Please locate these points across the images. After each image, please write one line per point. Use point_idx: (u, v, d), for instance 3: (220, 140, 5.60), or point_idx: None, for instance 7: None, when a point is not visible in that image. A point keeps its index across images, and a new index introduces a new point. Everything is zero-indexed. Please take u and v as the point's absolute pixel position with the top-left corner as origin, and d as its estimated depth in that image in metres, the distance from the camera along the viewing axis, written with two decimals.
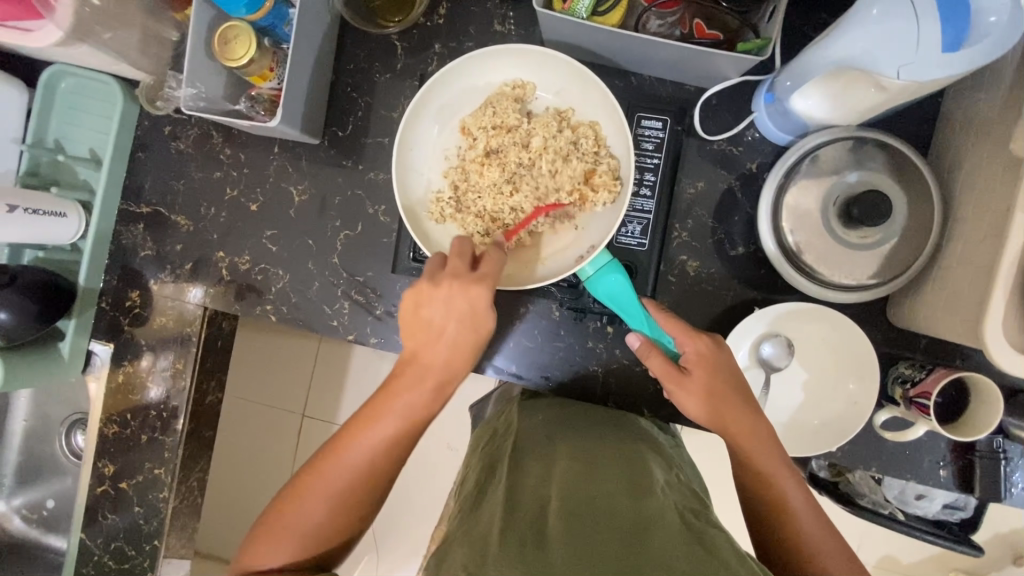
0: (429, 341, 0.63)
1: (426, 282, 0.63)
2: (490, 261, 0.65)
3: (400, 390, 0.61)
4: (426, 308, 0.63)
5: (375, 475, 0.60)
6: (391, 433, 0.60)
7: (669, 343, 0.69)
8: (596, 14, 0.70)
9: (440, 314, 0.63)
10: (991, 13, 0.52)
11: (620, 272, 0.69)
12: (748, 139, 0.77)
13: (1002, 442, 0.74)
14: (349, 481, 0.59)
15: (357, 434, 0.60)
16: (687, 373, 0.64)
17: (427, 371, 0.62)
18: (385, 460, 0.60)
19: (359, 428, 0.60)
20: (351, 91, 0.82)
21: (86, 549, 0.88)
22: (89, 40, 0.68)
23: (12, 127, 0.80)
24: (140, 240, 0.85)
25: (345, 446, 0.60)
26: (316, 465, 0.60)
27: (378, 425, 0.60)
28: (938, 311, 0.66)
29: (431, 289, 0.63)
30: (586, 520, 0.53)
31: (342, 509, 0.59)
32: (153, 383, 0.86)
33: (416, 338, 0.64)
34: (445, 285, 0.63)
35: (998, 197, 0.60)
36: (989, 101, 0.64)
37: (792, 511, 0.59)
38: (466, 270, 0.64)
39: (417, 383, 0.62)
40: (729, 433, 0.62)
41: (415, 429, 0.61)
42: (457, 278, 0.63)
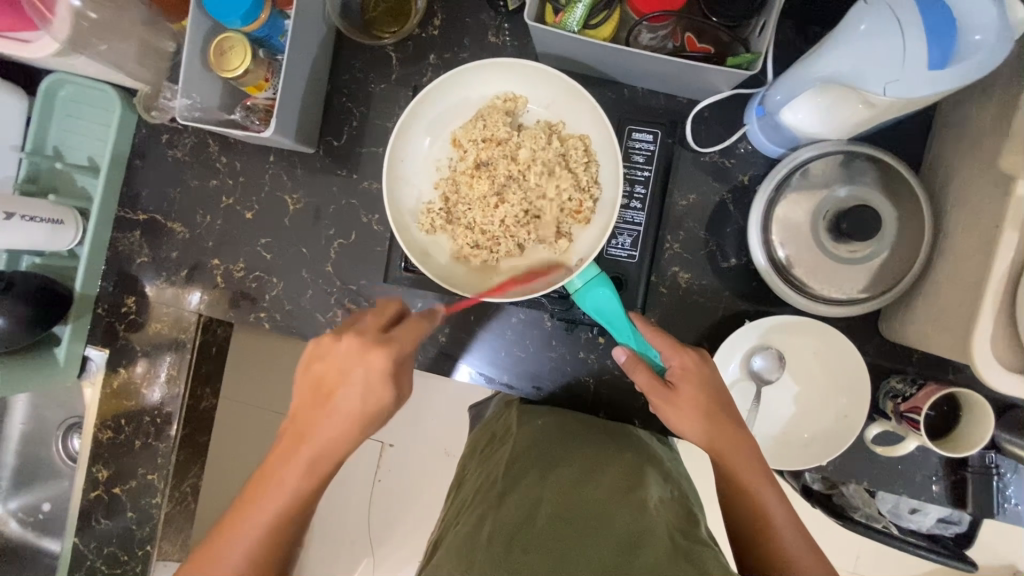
0: (319, 412, 0.60)
1: (325, 337, 0.62)
2: (404, 329, 0.64)
3: (282, 463, 0.58)
4: (316, 367, 0.61)
5: (257, 565, 0.56)
6: (278, 509, 0.57)
7: (655, 356, 0.68)
8: (588, 27, 0.70)
9: (332, 374, 0.60)
10: (977, 32, 0.52)
11: (607, 286, 0.68)
12: (741, 151, 0.77)
13: (994, 458, 0.73)
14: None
15: (242, 515, 0.57)
16: (675, 387, 0.63)
17: (311, 442, 0.59)
18: (267, 548, 0.56)
19: (242, 509, 0.57)
20: (347, 101, 0.83)
21: (79, 554, 0.88)
22: (87, 51, 0.69)
23: (11, 135, 0.81)
24: (136, 247, 0.86)
25: (231, 531, 0.56)
26: (197, 558, 0.56)
27: (258, 504, 0.57)
28: (928, 326, 0.65)
29: (328, 344, 0.61)
30: (573, 536, 0.53)
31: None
32: (147, 389, 0.87)
33: (302, 403, 0.61)
34: (344, 342, 0.61)
35: (987, 212, 0.59)
36: (980, 116, 0.63)
37: (775, 529, 0.58)
38: (370, 332, 0.62)
39: (298, 455, 0.58)
40: (716, 450, 0.61)
41: (301, 504, 0.58)
42: (354, 339, 0.61)
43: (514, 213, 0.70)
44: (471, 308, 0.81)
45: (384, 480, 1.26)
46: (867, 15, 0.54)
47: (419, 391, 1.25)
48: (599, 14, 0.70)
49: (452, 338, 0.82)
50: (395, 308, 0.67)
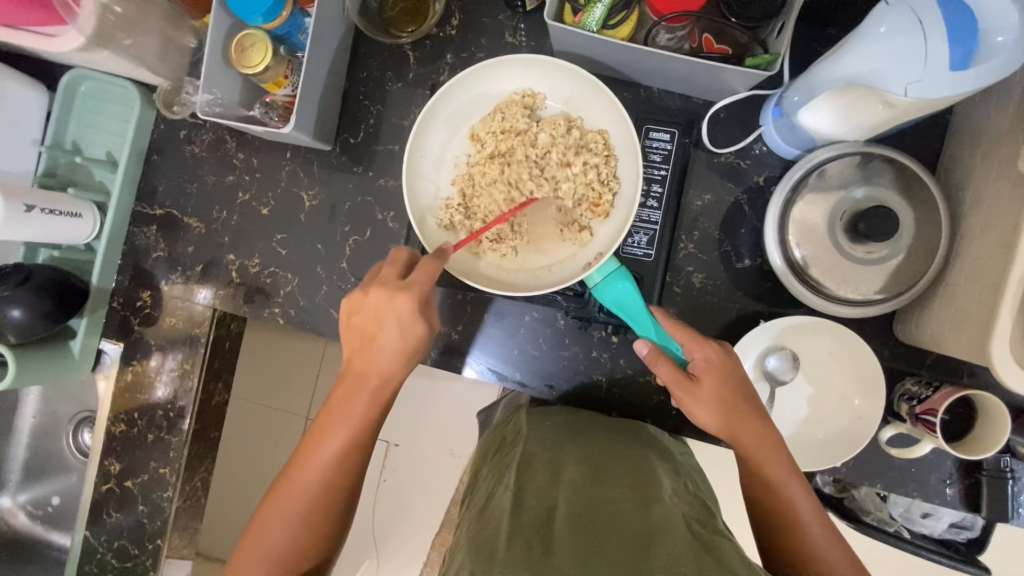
0: (368, 351, 0.63)
1: (357, 291, 0.64)
2: (422, 270, 0.63)
3: (343, 400, 0.63)
4: (356, 317, 0.64)
5: (343, 478, 0.63)
6: (345, 441, 0.62)
7: (677, 350, 0.68)
8: (607, 27, 0.71)
9: (371, 321, 0.63)
10: (999, 33, 0.53)
11: (628, 279, 0.68)
12: (756, 152, 0.78)
13: (1009, 461, 0.73)
14: (318, 489, 0.62)
15: (314, 447, 0.62)
16: (697, 380, 0.64)
17: (363, 380, 0.63)
18: (344, 468, 0.62)
19: (315, 439, 0.62)
20: (364, 99, 0.84)
21: (90, 547, 0.88)
22: (110, 45, 0.70)
23: (31, 129, 0.82)
24: (153, 242, 0.87)
25: (304, 461, 0.62)
26: (279, 486, 0.62)
27: (331, 434, 0.62)
28: (944, 327, 0.65)
29: (361, 298, 0.63)
30: (593, 526, 0.54)
31: (311, 521, 0.62)
32: (161, 383, 0.87)
33: (352, 344, 0.65)
34: (372, 293, 0.62)
35: (1005, 214, 0.60)
36: (998, 119, 0.64)
37: (801, 521, 0.59)
38: (394, 279, 0.63)
39: (355, 393, 0.63)
40: (741, 443, 0.62)
41: (366, 430, 0.63)
42: (382, 287, 0.62)
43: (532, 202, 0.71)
44: (485, 305, 0.82)
45: (390, 480, 1.26)
46: (887, 17, 0.55)
47: (426, 391, 1.25)
48: (618, 14, 0.70)
49: (466, 335, 0.82)
50: (411, 256, 0.66)
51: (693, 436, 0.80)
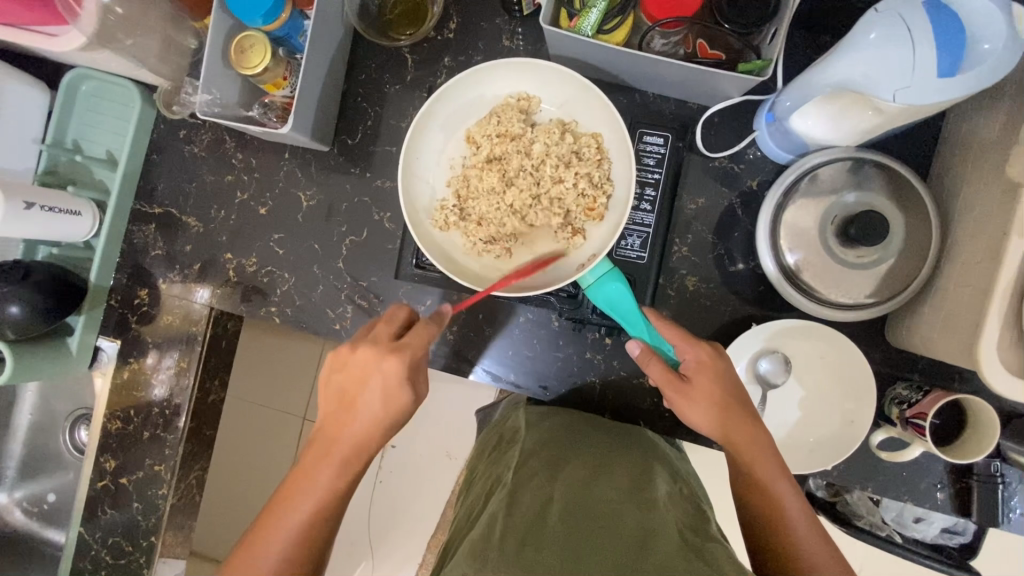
0: (346, 412, 0.62)
1: (343, 347, 0.64)
2: (415, 334, 0.65)
3: (312, 468, 0.60)
4: (338, 376, 0.63)
5: (300, 559, 0.58)
6: (310, 512, 0.58)
7: (670, 351, 0.69)
8: (602, 32, 0.71)
9: (355, 383, 0.62)
10: (986, 41, 0.53)
11: (621, 281, 0.69)
12: (750, 157, 0.78)
13: (999, 466, 0.74)
14: (268, 573, 0.56)
15: (277, 517, 0.58)
16: (690, 380, 0.64)
17: (336, 445, 0.61)
18: (303, 547, 0.58)
19: (276, 511, 0.59)
20: (362, 101, 0.85)
21: (84, 544, 0.89)
22: (112, 45, 0.71)
23: (33, 127, 0.83)
24: (151, 240, 0.88)
25: (264, 538, 0.58)
26: (229, 568, 0.57)
27: (295, 504, 0.59)
28: (934, 332, 0.66)
29: (347, 354, 0.63)
30: (586, 529, 0.54)
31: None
32: (157, 381, 0.88)
33: (329, 409, 0.63)
34: (360, 350, 0.63)
35: (994, 220, 0.60)
36: (988, 126, 0.64)
37: (791, 523, 0.59)
38: (386, 339, 0.64)
39: (325, 461, 0.60)
40: (734, 445, 0.62)
41: (332, 503, 0.59)
42: (372, 346, 0.63)
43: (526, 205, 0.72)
44: (480, 306, 0.82)
45: (386, 481, 1.26)
46: (877, 24, 0.56)
47: None
48: (613, 19, 0.70)
49: (461, 335, 0.83)
50: (407, 314, 0.68)
51: (686, 437, 0.81)
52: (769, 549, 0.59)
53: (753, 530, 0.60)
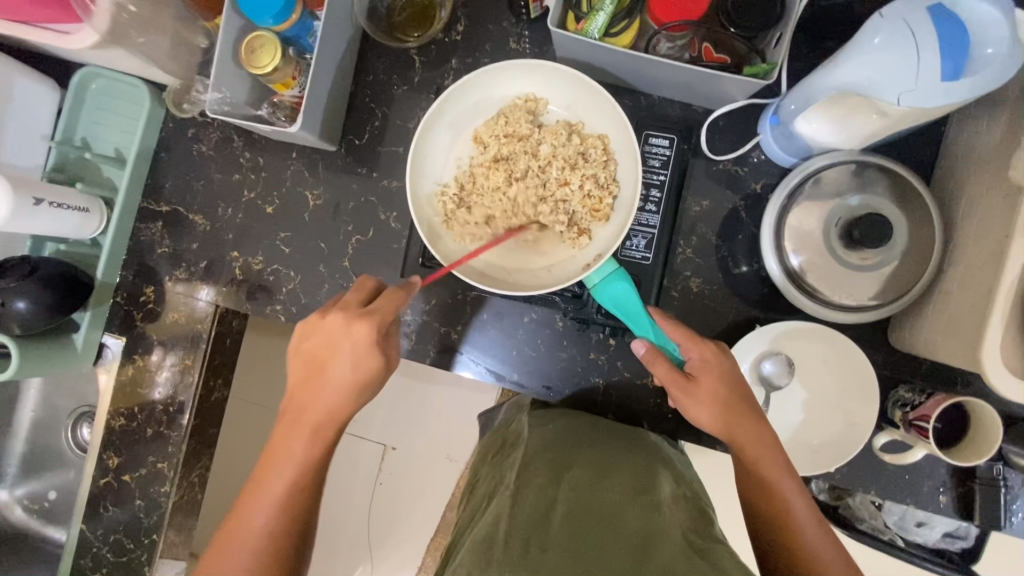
0: (317, 381, 0.63)
1: (315, 315, 0.64)
2: (384, 301, 0.65)
3: (287, 437, 0.62)
4: (307, 342, 0.64)
5: (286, 523, 0.60)
6: (290, 481, 0.61)
7: (674, 350, 0.70)
8: (608, 36, 0.73)
9: (325, 348, 0.63)
10: (988, 44, 0.54)
11: (626, 281, 0.70)
12: (754, 160, 0.79)
13: (1001, 469, 0.74)
14: (259, 539, 0.59)
15: (260, 488, 0.61)
16: (694, 379, 0.65)
17: (309, 414, 0.63)
18: (288, 514, 0.60)
19: (259, 481, 0.61)
20: (369, 102, 0.85)
21: (86, 541, 0.88)
22: (124, 43, 0.71)
23: (42, 124, 0.83)
24: (158, 238, 0.88)
25: (247, 508, 0.60)
26: (221, 536, 0.60)
27: (277, 474, 0.61)
28: (937, 334, 0.66)
29: (318, 321, 0.64)
30: (588, 536, 0.54)
31: (262, 566, 0.58)
32: (161, 379, 0.88)
33: (298, 377, 0.65)
34: (330, 318, 0.63)
35: (997, 223, 0.61)
36: (991, 131, 0.65)
37: (796, 522, 0.59)
38: (356, 306, 0.65)
39: (300, 425, 0.63)
40: (737, 444, 0.63)
41: (310, 468, 0.62)
42: (341, 312, 0.63)
43: (531, 204, 0.73)
44: (485, 306, 0.83)
45: (386, 483, 1.26)
46: (882, 28, 0.56)
47: (424, 394, 1.25)
48: (619, 23, 0.73)
49: (465, 335, 0.83)
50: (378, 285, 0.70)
51: (689, 439, 0.81)
52: (775, 549, 0.59)
53: (759, 528, 0.61)
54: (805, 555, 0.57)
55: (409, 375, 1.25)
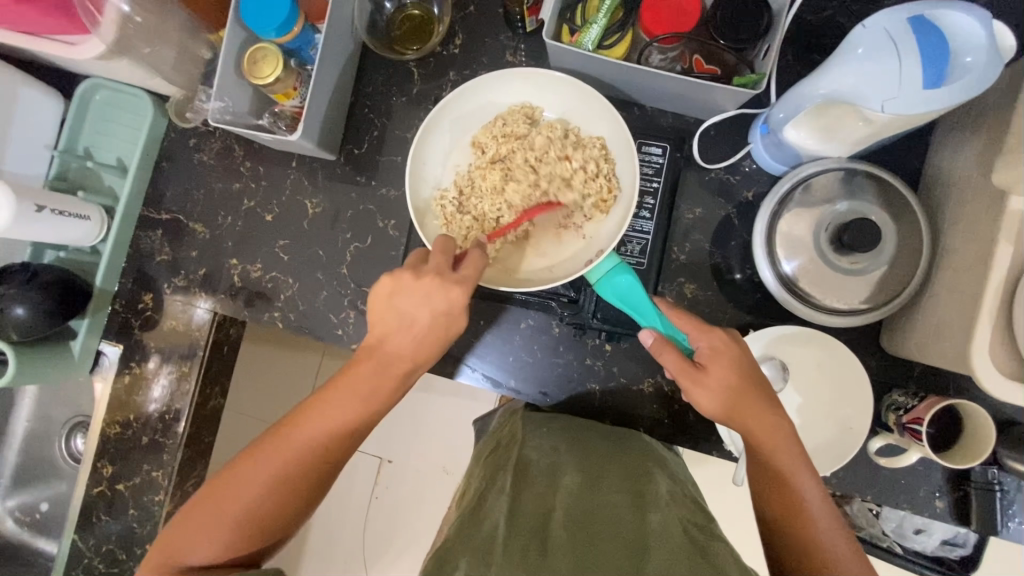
0: (394, 330, 0.64)
1: (407, 274, 0.64)
2: (470, 262, 0.66)
3: (361, 375, 0.64)
4: (397, 298, 0.64)
5: (331, 449, 0.63)
6: (349, 416, 0.63)
7: (683, 340, 0.70)
8: (602, 47, 0.75)
9: (413, 305, 0.63)
10: (968, 54, 0.56)
11: (629, 272, 0.71)
12: (745, 169, 0.81)
13: (996, 474, 0.73)
14: (301, 455, 0.62)
15: (318, 409, 0.63)
16: (704, 367, 0.65)
17: (391, 362, 0.64)
18: (337, 440, 0.63)
19: (320, 402, 0.63)
20: (369, 113, 0.87)
21: (78, 552, 0.87)
22: (129, 53, 0.73)
23: (46, 134, 0.84)
24: (157, 246, 0.89)
25: (302, 422, 0.63)
26: (272, 439, 0.62)
27: (340, 405, 0.63)
28: (927, 337, 0.67)
29: (410, 281, 0.63)
30: (589, 532, 0.55)
31: (295, 477, 0.62)
32: (155, 387, 0.88)
33: (385, 323, 0.64)
34: (427, 278, 0.63)
35: (981, 228, 0.62)
36: (974, 138, 0.67)
37: (809, 515, 0.60)
38: (449, 268, 0.65)
39: (380, 371, 0.64)
40: (749, 432, 0.64)
41: (378, 404, 0.64)
42: (438, 275, 0.63)
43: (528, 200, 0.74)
44: (482, 312, 0.83)
45: (382, 496, 1.25)
46: (864, 40, 0.58)
47: (420, 405, 1.25)
48: (612, 35, 0.75)
49: (463, 342, 0.84)
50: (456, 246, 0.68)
51: (685, 445, 0.81)
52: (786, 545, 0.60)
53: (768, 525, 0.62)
54: (822, 547, 0.58)
55: None
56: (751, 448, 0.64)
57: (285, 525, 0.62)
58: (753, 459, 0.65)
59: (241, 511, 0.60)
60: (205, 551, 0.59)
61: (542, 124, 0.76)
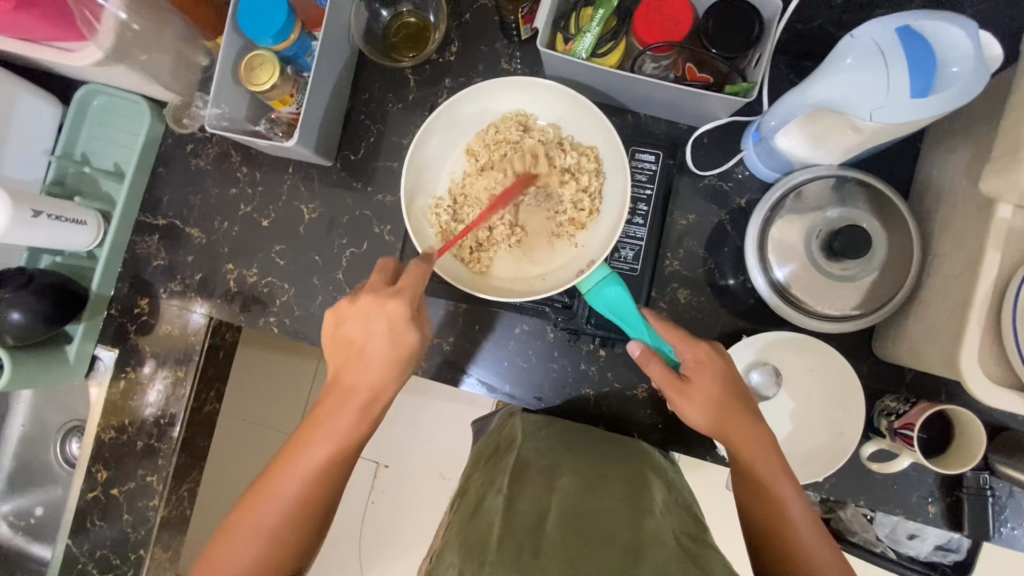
0: (354, 361, 0.64)
1: (343, 302, 0.65)
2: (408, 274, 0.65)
3: (330, 413, 0.64)
4: (346, 326, 0.65)
5: (315, 496, 0.62)
6: (324, 458, 0.63)
7: (669, 352, 0.71)
8: (596, 56, 0.76)
9: (361, 330, 0.64)
10: (955, 64, 0.56)
11: (618, 284, 0.71)
12: (738, 175, 0.81)
13: (988, 479, 0.74)
14: (285, 510, 0.61)
15: (293, 459, 0.63)
16: (688, 380, 0.66)
17: (355, 393, 0.64)
18: (317, 485, 0.62)
19: (294, 452, 0.63)
20: (365, 119, 0.88)
21: (72, 557, 0.87)
22: (127, 60, 0.74)
23: (43, 139, 0.85)
24: (154, 250, 0.89)
25: (279, 476, 0.62)
26: (254, 497, 0.62)
27: (312, 449, 0.62)
28: (918, 343, 0.68)
29: (347, 308, 0.64)
30: (582, 535, 0.55)
31: (286, 530, 0.61)
32: (151, 391, 0.88)
33: (340, 357, 0.65)
34: (361, 299, 0.64)
35: (969, 236, 0.63)
36: (963, 146, 0.68)
37: (793, 524, 0.61)
38: (382, 285, 0.65)
39: (346, 403, 0.64)
40: (731, 445, 0.64)
41: (352, 439, 0.64)
42: (372, 293, 0.64)
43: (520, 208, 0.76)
44: (477, 317, 0.84)
45: (378, 501, 1.25)
46: (852, 49, 0.59)
47: (416, 410, 1.25)
48: (606, 44, 0.76)
49: (458, 347, 0.84)
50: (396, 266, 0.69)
51: (679, 450, 0.81)
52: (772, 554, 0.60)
53: (755, 533, 0.62)
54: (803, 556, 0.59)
55: (403, 390, 1.25)
56: (733, 461, 0.65)
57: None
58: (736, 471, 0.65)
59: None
60: None
61: (536, 132, 0.77)
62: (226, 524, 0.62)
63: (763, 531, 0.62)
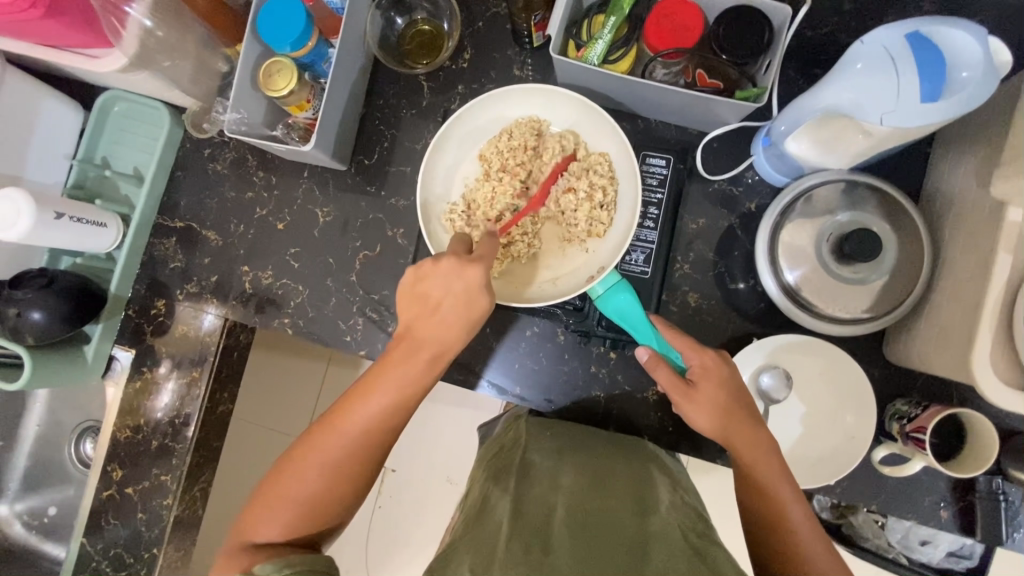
0: (430, 314, 0.65)
1: (428, 261, 0.65)
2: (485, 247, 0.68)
3: (399, 361, 0.65)
4: (421, 285, 0.65)
5: (382, 433, 0.64)
6: (390, 402, 0.64)
7: (677, 357, 0.71)
8: (607, 62, 0.77)
9: (439, 289, 0.65)
10: (964, 69, 0.57)
11: (629, 292, 0.71)
12: (747, 180, 0.82)
13: (1001, 484, 0.74)
14: (350, 441, 0.63)
15: (360, 398, 0.64)
16: (695, 385, 0.67)
17: (423, 345, 0.65)
18: (383, 423, 0.64)
19: (363, 391, 0.64)
20: (379, 124, 0.89)
21: (86, 555, 0.88)
22: (149, 66, 0.76)
23: (65, 144, 0.87)
24: (171, 253, 0.91)
25: (347, 409, 0.64)
26: (320, 428, 0.64)
27: (378, 393, 0.64)
28: (930, 347, 0.68)
29: (432, 266, 0.64)
30: (588, 533, 0.56)
31: (353, 459, 0.64)
32: (165, 392, 0.89)
33: (415, 313, 0.66)
34: (443, 260, 0.64)
35: (979, 240, 0.63)
36: (973, 150, 0.68)
37: (792, 527, 0.61)
38: (463, 253, 0.66)
39: (414, 352, 0.65)
40: (734, 447, 0.65)
41: (419, 385, 0.65)
42: (454, 257, 0.64)
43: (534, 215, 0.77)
44: (489, 319, 0.84)
45: (386, 505, 1.25)
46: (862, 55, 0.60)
47: (424, 415, 1.25)
48: (617, 51, 0.77)
49: (469, 349, 0.85)
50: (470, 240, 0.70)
51: (689, 453, 0.82)
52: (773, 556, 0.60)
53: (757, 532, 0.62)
54: (800, 557, 0.59)
55: None
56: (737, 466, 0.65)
57: (346, 505, 0.65)
58: (737, 474, 0.65)
59: (309, 497, 0.63)
60: (275, 530, 0.61)
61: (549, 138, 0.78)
62: (287, 458, 0.64)
63: (763, 531, 0.62)
